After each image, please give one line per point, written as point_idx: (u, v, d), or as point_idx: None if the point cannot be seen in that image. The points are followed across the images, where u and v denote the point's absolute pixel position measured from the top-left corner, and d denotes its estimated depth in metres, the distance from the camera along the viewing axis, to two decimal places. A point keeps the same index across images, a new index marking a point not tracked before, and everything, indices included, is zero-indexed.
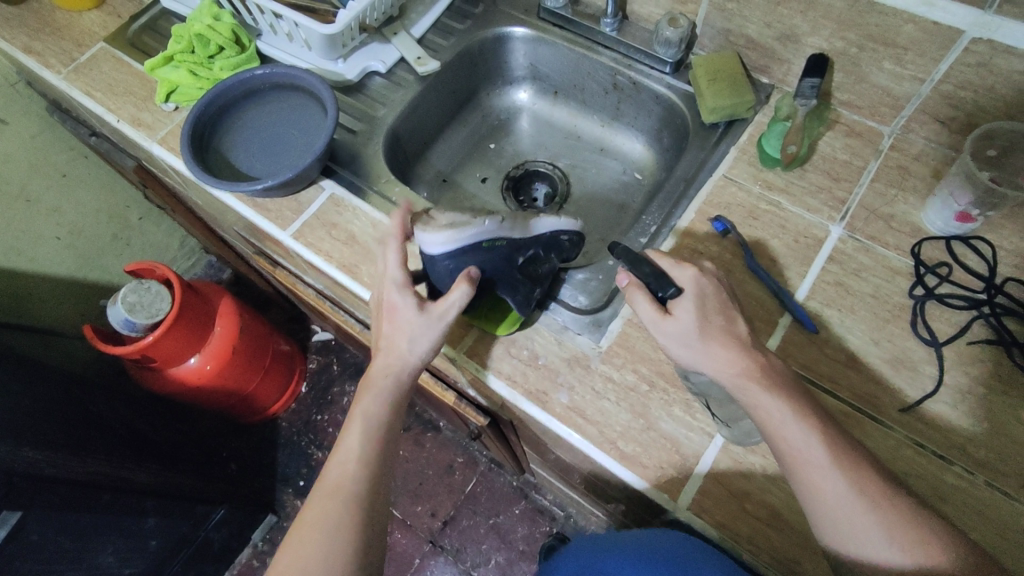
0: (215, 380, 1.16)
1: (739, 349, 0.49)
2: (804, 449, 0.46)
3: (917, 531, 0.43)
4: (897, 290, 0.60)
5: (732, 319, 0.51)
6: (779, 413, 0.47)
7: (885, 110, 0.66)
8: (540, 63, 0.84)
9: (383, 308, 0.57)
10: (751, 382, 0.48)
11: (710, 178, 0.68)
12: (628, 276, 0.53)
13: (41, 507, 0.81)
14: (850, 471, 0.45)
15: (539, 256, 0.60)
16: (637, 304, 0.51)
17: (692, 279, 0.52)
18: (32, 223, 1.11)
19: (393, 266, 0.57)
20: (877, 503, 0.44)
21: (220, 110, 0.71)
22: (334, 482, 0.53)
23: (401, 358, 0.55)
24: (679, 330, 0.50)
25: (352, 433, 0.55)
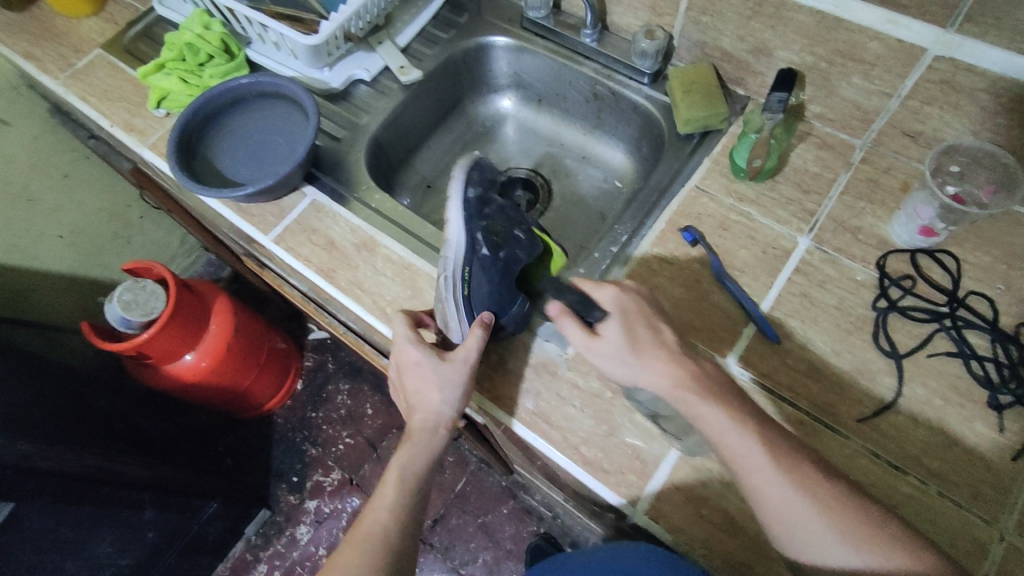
0: (207, 376, 1.18)
1: (671, 360, 0.52)
2: (746, 453, 0.48)
3: (870, 526, 0.45)
4: (861, 301, 0.61)
5: (659, 332, 0.54)
6: (717, 420, 0.49)
7: (856, 123, 0.67)
8: (523, 72, 0.86)
9: (406, 367, 0.59)
10: (688, 392, 0.50)
11: (682, 189, 0.69)
12: (557, 303, 0.55)
13: (36, 498, 0.83)
14: (793, 473, 0.47)
15: (487, 218, 0.63)
16: (568, 330, 0.54)
17: (614, 300, 0.55)
18: (35, 222, 1.15)
19: (400, 331, 0.59)
20: (823, 504, 0.46)
21: (207, 117, 0.73)
22: (367, 527, 0.54)
23: (434, 407, 0.57)
24: (609, 350, 0.53)
25: (388, 482, 0.57)
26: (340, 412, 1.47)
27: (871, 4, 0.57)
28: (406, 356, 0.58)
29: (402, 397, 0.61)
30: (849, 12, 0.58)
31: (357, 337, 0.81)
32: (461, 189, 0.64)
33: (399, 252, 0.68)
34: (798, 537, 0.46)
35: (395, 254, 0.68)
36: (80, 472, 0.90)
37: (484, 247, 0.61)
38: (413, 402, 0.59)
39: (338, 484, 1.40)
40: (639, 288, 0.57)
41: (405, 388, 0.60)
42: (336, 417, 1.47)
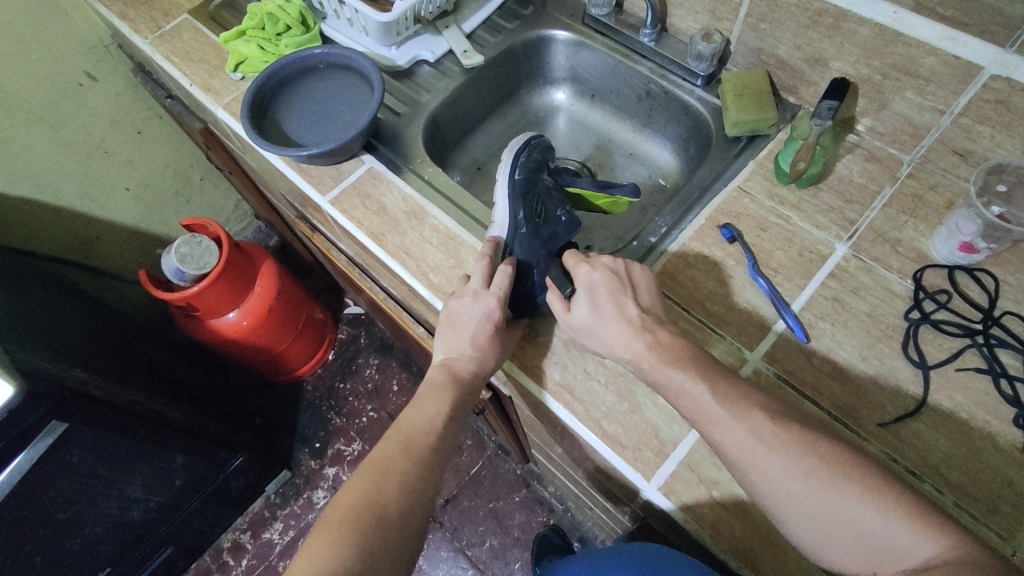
0: (249, 335, 1.24)
1: (630, 333, 0.55)
2: (700, 408, 0.50)
3: (827, 469, 0.45)
4: (893, 311, 0.61)
5: (622, 304, 0.56)
6: (677, 381, 0.51)
7: (906, 138, 0.68)
8: (580, 67, 0.89)
9: (476, 316, 0.61)
10: (643, 362, 0.53)
11: (724, 189, 0.71)
12: (551, 280, 0.61)
13: (89, 424, 0.89)
14: (745, 419, 0.48)
15: (530, 198, 0.66)
16: (551, 302, 0.60)
17: (584, 276, 0.59)
18: (107, 174, 1.23)
19: (497, 285, 0.61)
20: (774, 445, 0.46)
21: (279, 83, 0.78)
22: (408, 440, 0.58)
23: (479, 369, 0.61)
24: (578, 322, 0.58)
25: (434, 414, 0.60)
26: (366, 386, 1.52)
27: (931, 19, 0.58)
28: (486, 312, 0.61)
29: (445, 336, 0.63)
30: (908, 26, 0.60)
31: (396, 304, 0.86)
32: (508, 172, 0.68)
33: (446, 223, 0.71)
34: (764, 486, 0.46)
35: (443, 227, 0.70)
36: (128, 407, 0.96)
37: (526, 228, 0.65)
38: (461, 352, 0.61)
39: (357, 454, 1.44)
40: (613, 260, 0.59)
41: (459, 334, 0.62)
42: (362, 390, 1.51)
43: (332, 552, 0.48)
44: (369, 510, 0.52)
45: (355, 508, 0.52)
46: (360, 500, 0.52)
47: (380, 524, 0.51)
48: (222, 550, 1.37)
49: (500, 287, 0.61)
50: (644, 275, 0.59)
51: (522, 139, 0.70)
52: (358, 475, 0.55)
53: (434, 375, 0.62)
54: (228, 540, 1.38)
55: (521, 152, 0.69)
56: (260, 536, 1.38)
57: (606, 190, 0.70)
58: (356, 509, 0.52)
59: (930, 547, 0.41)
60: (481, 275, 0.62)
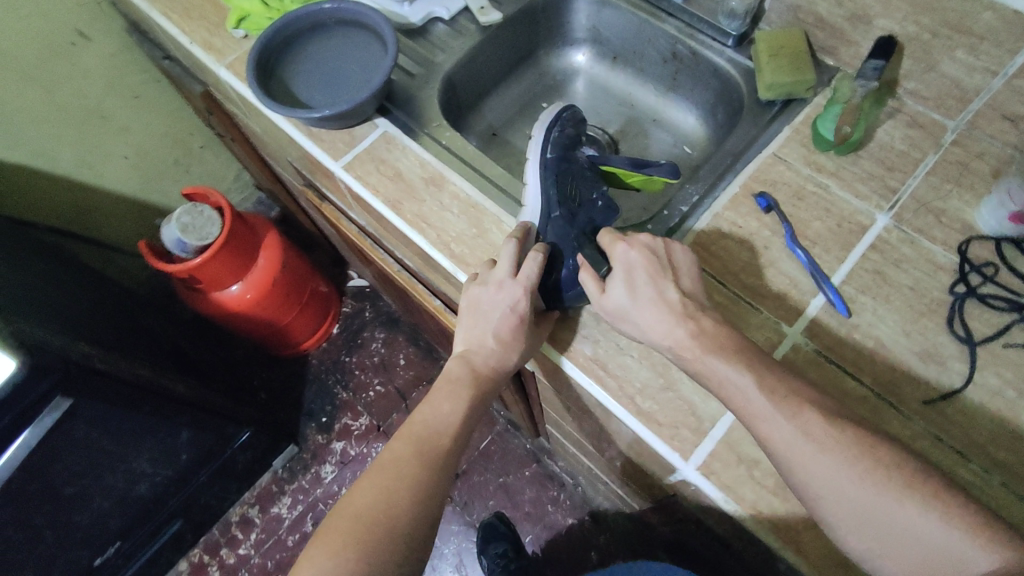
0: (251, 308, 1.21)
1: (670, 319, 0.52)
2: (746, 402, 0.47)
3: (884, 473, 0.43)
4: (937, 284, 0.59)
5: (661, 288, 0.54)
6: (723, 372, 0.49)
7: (951, 102, 0.64)
8: (602, 26, 0.84)
9: (502, 308, 0.58)
10: (685, 351, 0.51)
11: (759, 155, 0.67)
12: (581, 258, 0.58)
13: (92, 398, 0.85)
14: (797, 417, 0.45)
15: (563, 181, 0.62)
16: (585, 282, 0.57)
17: (622, 256, 0.55)
18: (103, 140, 1.18)
19: (526, 274, 0.58)
20: (828, 446, 0.44)
21: (285, 40, 0.73)
22: (420, 442, 0.58)
23: (502, 364, 0.60)
24: (613, 305, 0.55)
25: (448, 411, 0.60)
26: (373, 360, 1.49)
27: None
28: (512, 303, 0.58)
29: (468, 325, 0.61)
30: None
31: (411, 277, 0.83)
32: (540, 150, 0.63)
33: (466, 190, 0.68)
34: (814, 490, 0.44)
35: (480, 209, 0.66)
36: (132, 380, 0.93)
37: (561, 212, 0.61)
38: (484, 346, 0.60)
39: (365, 429, 1.42)
40: (651, 238, 0.56)
41: (481, 324, 0.60)
42: (369, 364, 1.49)
43: (336, 562, 0.50)
44: (376, 520, 0.53)
45: (363, 519, 0.53)
46: (370, 510, 0.53)
47: (393, 536, 0.53)
48: (230, 524, 1.37)
49: (529, 278, 0.58)
50: (684, 256, 0.56)
51: (553, 113, 0.65)
52: (369, 478, 0.56)
53: (453, 368, 0.62)
54: (236, 514, 1.37)
55: (554, 128, 0.63)
56: (269, 510, 1.37)
57: (642, 170, 0.64)
58: (370, 518, 0.53)
59: (992, 559, 0.39)
60: (508, 262, 0.58)
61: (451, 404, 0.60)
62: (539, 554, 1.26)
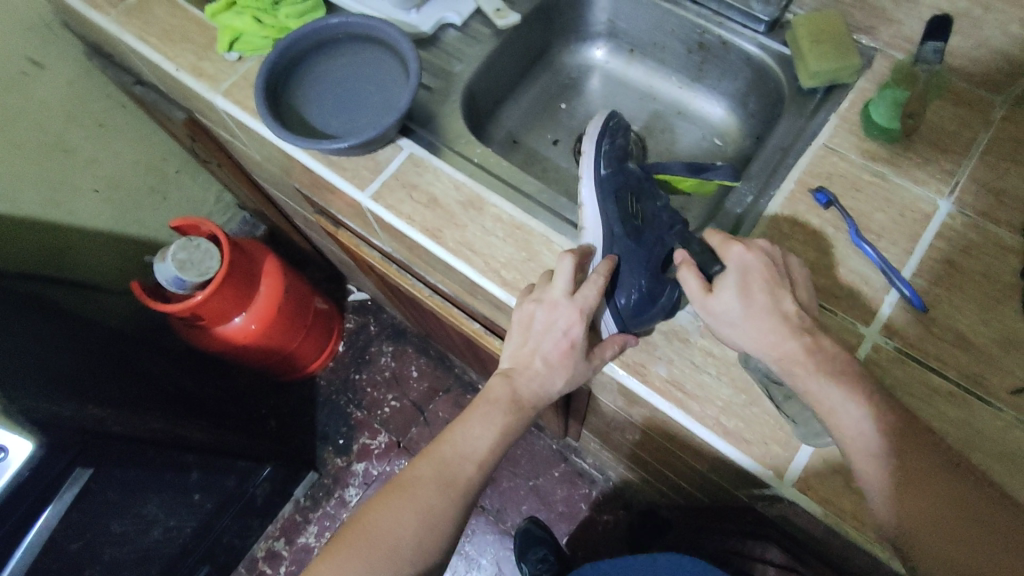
0: (258, 339, 1.15)
1: (785, 332, 0.49)
2: (856, 434, 0.46)
3: (982, 529, 0.43)
4: (1008, 269, 0.58)
5: (779, 298, 0.51)
6: (831, 401, 0.47)
7: (1000, 77, 0.63)
8: (619, 19, 0.80)
9: (554, 329, 0.56)
10: (795, 366, 0.49)
11: (810, 147, 0.64)
12: (682, 251, 0.54)
13: (108, 463, 0.79)
14: (903, 458, 0.45)
15: (622, 196, 0.60)
16: (686, 281, 0.53)
17: (737, 258, 0.52)
18: (71, 176, 1.09)
19: (584, 299, 0.55)
20: (927, 490, 0.44)
21: (292, 61, 0.67)
22: (445, 471, 0.57)
23: (547, 387, 0.58)
24: (719, 310, 0.51)
25: (478, 435, 0.58)
26: (384, 375, 1.45)
27: None
28: (566, 326, 0.55)
29: (516, 341, 0.59)
30: None
31: (444, 301, 0.78)
32: (594, 168, 0.62)
33: (508, 211, 0.63)
34: (904, 533, 0.44)
35: (525, 232, 0.62)
36: (144, 437, 0.86)
37: (627, 228, 0.58)
38: (532, 366, 0.58)
39: (385, 447, 1.38)
40: (770, 246, 0.53)
41: (530, 342, 0.58)
42: (379, 379, 1.44)
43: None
44: (382, 542, 0.53)
45: (370, 535, 0.54)
46: (379, 529, 0.54)
47: (393, 560, 0.53)
48: (256, 560, 1.32)
49: (586, 302, 0.55)
50: (797, 269, 0.54)
51: (601, 124, 0.65)
52: (386, 497, 0.56)
53: (495, 387, 0.59)
54: (262, 548, 1.33)
55: (604, 139, 0.63)
56: (295, 541, 1.33)
57: (700, 175, 0.62)
58: (376, 540, 0.54)
59: None
60: (565, 282, 0.55)
61: (483, 428, 0.58)
62: (578, 553, 1.24)
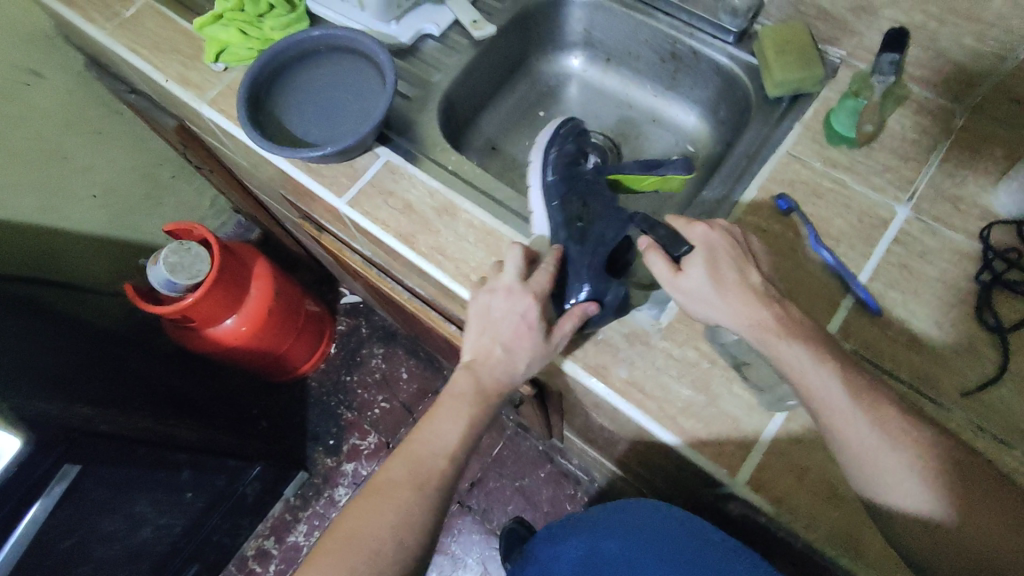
0: (248, 342, 1.17)
1: (755, 302, 0.51)
2: (828, 395, 0.47)
3: (951, 473, 0.46)
4: (963, 274, 0.59)
5: (745, 272, 0.52)
6: (800, 362, 0.49)
7: (959, 87, 0.65)
8: (595, 29, 0.82)
9: (511, 312, 0.58)
10: (768, 333, 0.50)
11: (773, 154, 0.66)
12: (648, 240, 0.56)
13: (97, 462, 0.81)
14: (874, 413, 0.47)
15: (568, 200, 0.63)
16: (653, 264, 0.55)
17: (702, 235, 0.54)
18: (68, 181, 1.12)
19: (535, 282, 0.58)
20: (901, 443, 0.46)
21: (274, 71, 0.69)
22: (416, 467, 0.56)
23: (510, 373, 0.58)
24: (690, 286, 0.53)
25: (447, 429, 0.58)
26: (374, 376, 1.47)
27: None
28: (522, 308, 0.57)
29: (475, 333, 0.60)
30: None
31: (423, 304, 0.80)
32: (540, 175, 0.66)
33: (480, 217, 0.66)
34: (877, 484, 0.47)
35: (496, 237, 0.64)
36: (133, 436, 0.89)
37: (569, 229, 0.61)
38: (492, 354, 0.58)
39: (375, 447, 1.40)
40: (730, 225, 0.56)
41: (489, 331, 0.59)
42: (370, 381, 1.46)
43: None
44: (363, 547, 0.51)
45: (351, 540, 0.52)
46: (359, 531, 0.52)
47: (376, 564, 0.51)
48: (247, 558, 1.34)
49: (538, 286, 0.58)
50: (758, 247, 0.57)
51: (549, 134, 0.68)
52: (361, 500, 0.54)
53: (458, 380, 0.59)
54: (252, 547, 1.35)
55: (551, 149, 0.67)
56: (285, 540, 1.35)
57: (655, 170, 0.65)
58: (357, 542, 0.52)
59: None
60: (515, 267, 0.59)
61: (453, 422, 0.58)
62: None
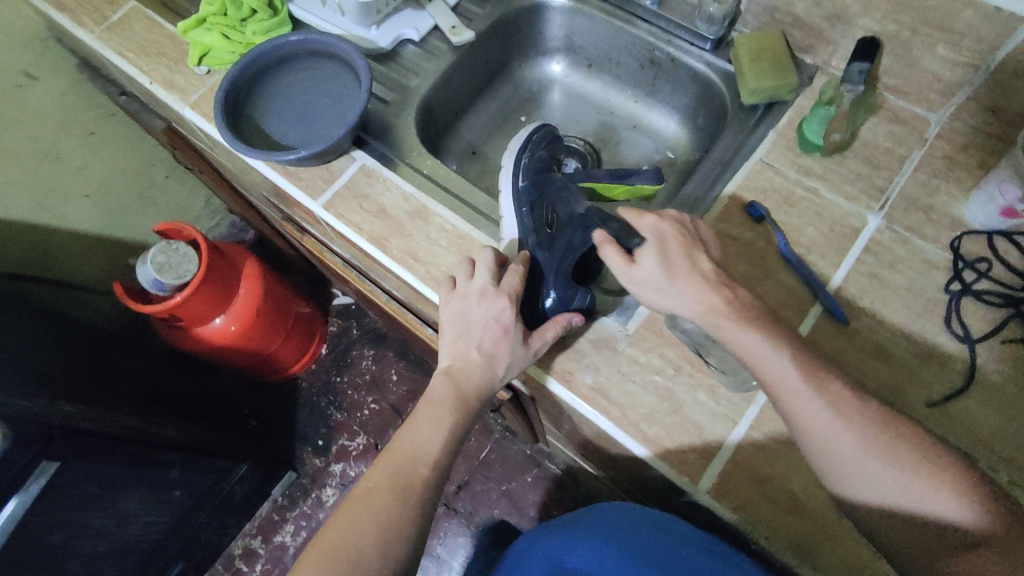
0: (236, 341, 1.18)
1: (705, 287, 0.52)
2: (780, 376, 0.48)
3: (904, 448, 0.46)
4: (932, 283, 0.59)
5: (694, 258, 0.54)
6: (753, 346, 0.49)
7: (933, 96, 0.65)
8: (576, 35, 0.83)
9: (486, 316, 0.58)
10: (720, 318, 0.50)
11: (747, 161, 0.66)
12: (601, 234, 0.56)
13: (78, 458, 0.82)
14: (826, 392, 0.47)
15: (538, 208, 0.65)
16: (609, 257, 0.55)
17: (652, 227, 0.55)
18: (62, 180, 1.13)
19: (508, 283, 0.59)
20: (853, 420, 0.47)
21: (253, 75, 0.70)
22: (398, 473, 0.55)
23: (489, 376, 0.58)
24: (644, 275, 0.54)
25: (429, 437, 0.57)
26: (364, 378, 1.47)
27: None
28: (497, 311, 0.58)
29: (453, 339, 0.60)
30: None
31: (400, 307, 0.81)
32: (512, 181, 0.66)
33: (452, 222, 0.66)
34: (833, 462, 0.47)
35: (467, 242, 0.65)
36: (117, 434, 0.89)
37: (539, 238, 0.63)
38: (469, 359, 0.58)
39: (363, 448, 1.41)
40: (679, 213, 0.57)
41: (466, 336, 0.59)
42: (360, 382, 1.47)
43: None
44: (344, 556, 0.50)
45: (335, 548, 0.50)
46: (342, 539, 0.51)
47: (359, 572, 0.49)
48: (234, 557, 1.35)
49: (511, 288, 0.59)
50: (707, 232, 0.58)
51: (522, 140, 0.69)
52: (343, 510, 0.53)
53: (437, 385, 0.59)
54: (239, 547, 1.35)
55: (522, 155, 0.68)
56: (272, 540, 1.36)
57: (626, 179, 0.66)
58: (340, 549, 0.50)
59: (983, 525, 0.44)
60: (488, 271, 0.60)
61: (434, 428, 0.57)
62: None
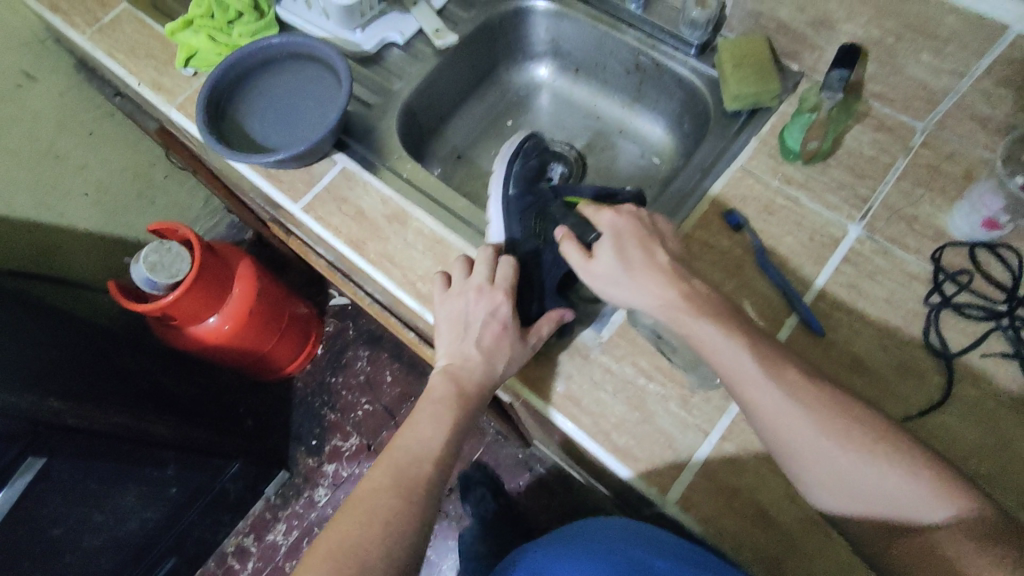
0: (229, 340, 1.19)
1: (663, 281, 0.52)
2: (737, 366, 0.48)
3: (864, 435, 0.45)
4: (912, 295, 0.58)
5: (651, 252, 0.54)
6: (712, 339, 0.49)
7: (918, 104, 0.63)
8: (562, 39, 0.82)
9: (484, 313, 0.58)
10: (679, 314, 0.51)
11: (728, 168, 0.66)
12: (562, 228, 0.57)
13: (63, 452, 0.83)
14: (783, 381, 0.47)
15: (527, 216, 0.64)
16: (568, 253, 0.56)
17: (610, 221, 0.57)
18: (62, 179, 1.15)
19: (503, 280, 0.59)
20: (811, 407, 0.46)
21: (236, 78, 0.71)
22: (400, 471, 0.53)
23: (489, 373, 0.57)
24: (602, 271, 0.55)
25: (431, 435, 0.55)
26: (359, 378, 1.48)
27: None
28: (493, 307, 0.58)
29: (450, 339, 0.59)
30: None
31: (383, 310, 0.80)
32: (501, 188, 0.66)
33: (430, 225, 0.66)
34: (792, 452, 0.46)
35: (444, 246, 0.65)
36: (107, 431, 0.89)
37: (528, 249, 0.62)
38: (468, 357, 0.57)
39: (355, 449, 1.41)
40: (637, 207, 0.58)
41: (464, 335, 0.58)
42: (355, 383, 1.47)
43: None
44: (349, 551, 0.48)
45: (340, 547, 0.49)
46: (344, 538, 0.49)
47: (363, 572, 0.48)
48: (226, 555, 1.36)
49: (505, 284, 0.59)
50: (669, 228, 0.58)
51: (514, 146, 0.69)
52: (345, 509, 0.52)
53: (437, 386, 0.57)
54: (231, 544, 1.36)
55: (515, 160, 0.68)
56: (264, 538, 1.36)
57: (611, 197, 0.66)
58: (342, 548, 0.49)
59: (948, 514, 0.43)
60: (483, 269, 0.59)
61: (436, 427, 0.56)
62: None
